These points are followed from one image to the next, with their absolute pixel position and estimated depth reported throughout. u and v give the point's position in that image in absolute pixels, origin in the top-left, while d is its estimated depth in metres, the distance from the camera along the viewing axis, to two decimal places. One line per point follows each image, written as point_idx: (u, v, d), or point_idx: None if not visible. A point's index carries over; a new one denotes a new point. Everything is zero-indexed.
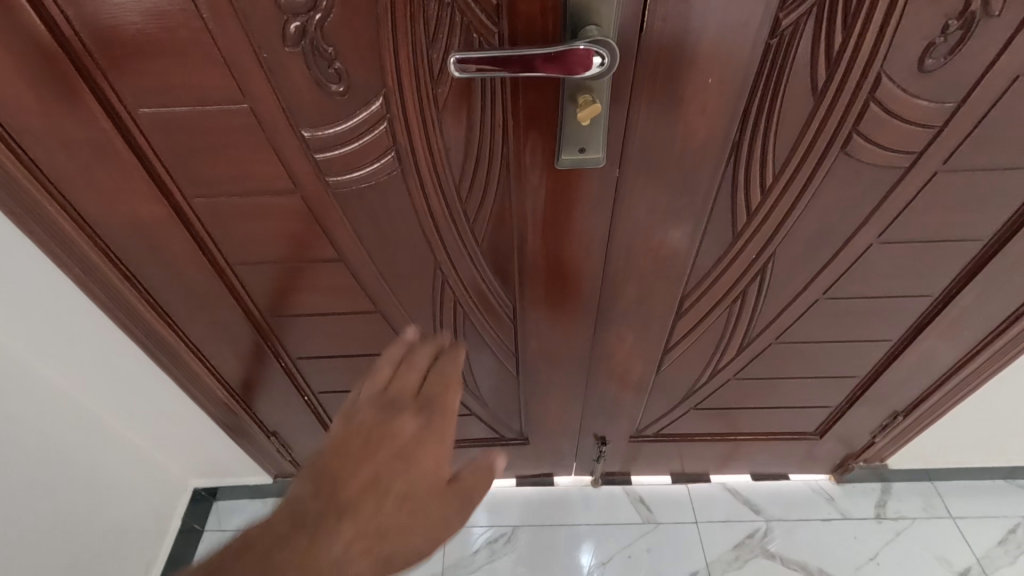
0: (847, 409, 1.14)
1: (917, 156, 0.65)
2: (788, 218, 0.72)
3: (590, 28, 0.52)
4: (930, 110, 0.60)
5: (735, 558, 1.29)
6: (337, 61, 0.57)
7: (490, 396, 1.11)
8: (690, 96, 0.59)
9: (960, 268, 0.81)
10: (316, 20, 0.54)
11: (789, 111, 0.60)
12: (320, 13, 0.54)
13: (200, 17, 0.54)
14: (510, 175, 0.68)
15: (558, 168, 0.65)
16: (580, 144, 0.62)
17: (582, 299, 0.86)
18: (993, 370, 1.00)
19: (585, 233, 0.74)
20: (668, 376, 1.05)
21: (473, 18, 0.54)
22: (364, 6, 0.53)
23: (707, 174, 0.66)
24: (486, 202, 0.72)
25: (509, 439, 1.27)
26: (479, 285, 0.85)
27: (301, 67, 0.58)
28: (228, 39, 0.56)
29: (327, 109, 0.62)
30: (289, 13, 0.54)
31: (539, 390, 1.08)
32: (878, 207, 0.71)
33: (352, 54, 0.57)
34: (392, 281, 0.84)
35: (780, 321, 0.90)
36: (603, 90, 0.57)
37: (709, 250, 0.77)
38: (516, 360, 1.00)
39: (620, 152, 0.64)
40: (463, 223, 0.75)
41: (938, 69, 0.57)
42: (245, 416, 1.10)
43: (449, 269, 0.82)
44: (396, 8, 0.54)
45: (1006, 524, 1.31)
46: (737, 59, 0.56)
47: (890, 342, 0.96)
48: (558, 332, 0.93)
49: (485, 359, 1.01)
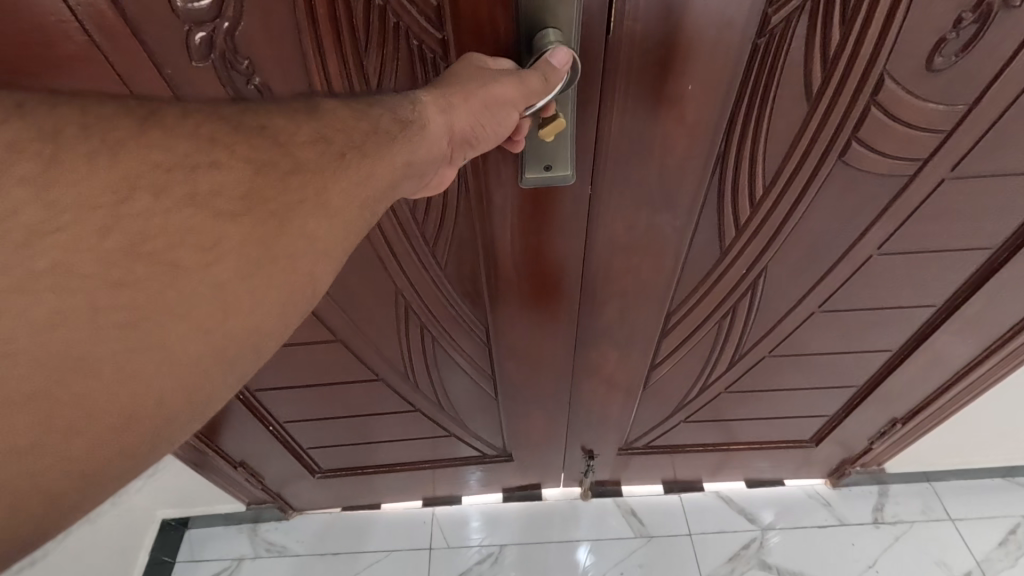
0: (845, 417, 1.09)
1: (924, 162, 0.58)
2: (782, 230, 0.65)
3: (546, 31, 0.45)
4: (939, 113, 0.53)
5: (731, 570, 1.25)
6: (255, 77, 0.50)
7: (469, 418, 1.05)
8: (668, 103, 0.51)
9: (965, 278, 0.75)
10: (224, 29, 0.47)
11: (781, 117, 0.53)
12: (229, 21, 0.46)
13: (81, 28, 0.45)
14: (470, 198, 0.61)
15: (523, 185, 0.58)
16: (547, 161, 0.55)
17: (562, 319, 0.79)
18: (997, 377, 0.95)
19: (560, 255, 0.68)
20: (656, 391, 0.99)
21: (411, 20, 0.47)
22: (279, 6, 0.46)
23: (690, 188, 0.59)
24: (446, 225, 0.65)
25: (492, 457, 1.20)
26: (446, 308, 0.78)
27: (216, 86, 0.50)
28: (130, 67, 0.49)
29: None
30: (190, 22, 0.46)
31: (520, 409, 1.02)
32: (881, 216, 0.64)
33: (262, 36, 0.48)
34: (351, 309, 0.77)
35: (773, 334, 0.84)
36: (569, 102, 0.50)
37: (697, 265, 0.70)
38: (494, 382, 0.94)
39: (591, 170, 0.57)
40: (423, 248, 0.68)
41: (947, 68, 0.50)
42: (209, 451, 1.03)
43: (412, 294, 0.76)
44: (318, 9, 0.47)
45: (1006, 525, 1.27)
46: (722, 60, 0.48)
47: (890, 351, 0.90)
48: (535, 352, 0.86)
49: (461, 383, 0.94)
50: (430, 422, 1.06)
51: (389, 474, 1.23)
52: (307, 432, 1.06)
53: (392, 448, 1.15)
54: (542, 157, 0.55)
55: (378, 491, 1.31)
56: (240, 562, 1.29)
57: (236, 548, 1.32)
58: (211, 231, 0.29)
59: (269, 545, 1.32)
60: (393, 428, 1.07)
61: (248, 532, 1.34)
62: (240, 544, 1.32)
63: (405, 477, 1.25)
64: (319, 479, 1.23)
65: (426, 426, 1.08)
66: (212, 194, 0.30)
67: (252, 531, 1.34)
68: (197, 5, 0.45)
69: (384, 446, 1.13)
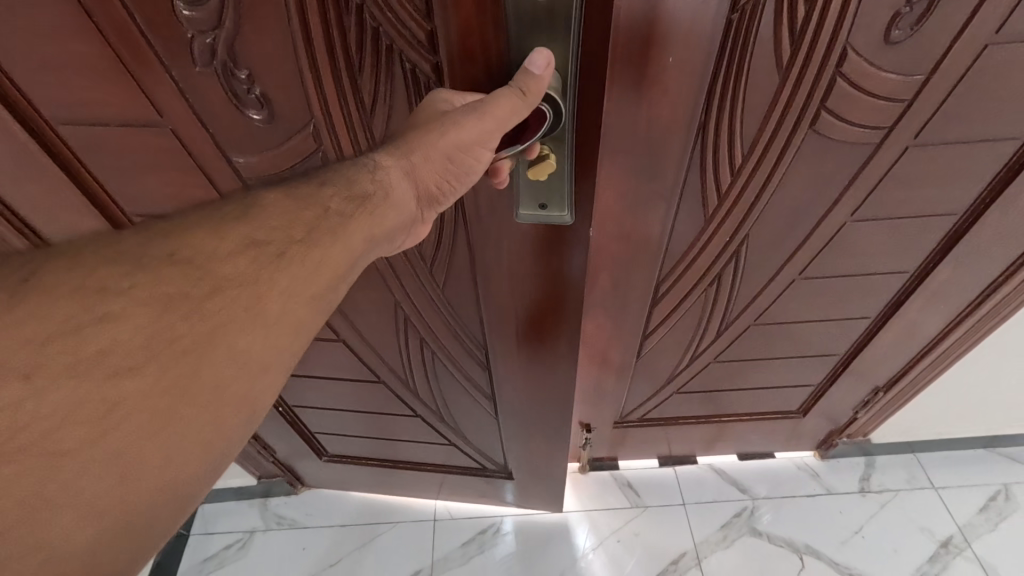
0: (829, 386, 1.14)
1: (888, 130, 0.63)
2: (761, 197, 0.71)
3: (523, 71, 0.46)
4: (899, 84, 0.58)
5: (722, 537, 1.30)
6: (254, 86, 0.57)
7: (467, 427, 1.09)
8: (653, 80, 0.56)
9: (935, 243, 0.80)
10: (223, 38, 0.53)
11: (754, 89, 0.58)
12: (226, 31, 0.53)
13: (98, 31, 0.53)
14: (459, 232, 0.69)
15: (521, 220, 0.60)
16: (541, 199, 0.56)
17: (559, 354, 0.80)
18: (971, 343, 1.00)
19: (552, 294, 0.69)
20: (648, 363, 1.04)
21: (406, 53, 0.52)
22: (274, 23, 0.52)
23: (674, 161, 0.64)
24: (440, 249, 0.73)
25: (492, 471, 1.21)
26: (442, 325, 0.85)
27: (216, 86, 0.57)
28: (141, 67, 0.56)
29: (262, 142, 0.63)
30: (193, 30, 0.52)
31: (520, 435, 1.03)
32: (853, 181, 0.69)
33: (261, 50, 0.54)
34: (355, 310, 0.86)
35: (758, 302, 0.89)
36: (564, 146, 0.52)
37: (683, 233, 0.75)
38: (492, 401, 0.97)
39: (585, 209, 0.58)
40: (421, 267, 0.77)
41: (904, 41, 0.55)
42: None
43: (410, 307, 0.84)
44: (310, 28, 0.52)
45: (987, 492, 1.33)
46: (698, 35, 0.52)
47: (868, 319, 0.95)
48: (531, 386, 0.88)
49: (459, 393, 0.99)
50: (429, 430, 1.13)
51: (390, 470, 1.27)
52: (315, 417, 1.12)
53: (392, 445, 1.20)
54: (535, 196, 0.56)
55: (381, 484, 1.34)
56: (252, 535, 1.35)
57: (248, 521, 1.37)
58: (108, 397, 0.32)
59: (279, 518, 1.37)
60: (392, 425, 1.13)
61: (259, 505, 1.40)
62: (251, 518, 1.38)
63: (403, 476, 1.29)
64: (325, 462, 1.27)
65: (421, 432, 1.14)
66: (100, 359, 0.32)
67: (263, 506, 1.40)
68: (199, 17, 0.52)
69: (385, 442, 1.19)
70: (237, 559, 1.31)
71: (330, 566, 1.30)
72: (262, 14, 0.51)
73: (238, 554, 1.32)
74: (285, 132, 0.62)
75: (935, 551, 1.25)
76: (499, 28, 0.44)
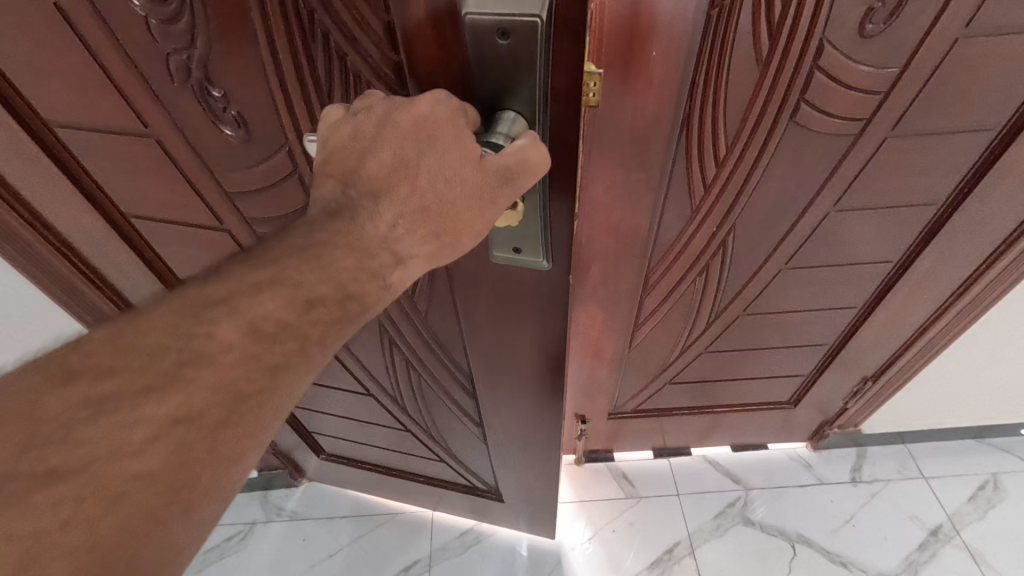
0: (819, 375, 1.16)
1: (866, 122, 0.66)
2: (744, 189, 0.73)
3: (511, 113, 0.42)
4: (874, 76, 0.61)
5: (716, 526, 1.33)
6: (230, 105, 0.57)
7: (456, 447, 1.07)
8: (638, 73, 0.58)
9: (916, 232, 0.83)
10: (197, 56, 0.53)
11: (736, 82, 0.61)
12: (199, 50, 0.52)
13: (84, 43, 0.54)
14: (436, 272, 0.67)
15: (496, 263, 0.57)
16: (514, 244, 0.53)
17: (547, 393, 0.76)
18: (956, 331, 1.02)
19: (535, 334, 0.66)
20: (640, 354, 1.06)
21: (371, 85, 0.49)
22: (243, 45, 0.51)
23: (659, 153, 0.66)
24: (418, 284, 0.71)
25: (482, 491, 1.18)
26: (426, 352, 0.84)
27: (195, 103, 0.58)
28: (124, 78, 0.57)
29: (240, 155, 0.63)
30: (169, 47, 0.53)
31: (513, 463, 0.98)
32: (834, 172, 0.71)
33: (234, 70, 0.53)
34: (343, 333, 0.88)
35: (747, 292, 0.92)
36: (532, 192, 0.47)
37: (671, 224, 0.77)
38: (479, 427, 0.94)
39: (562, 253, 0.54)
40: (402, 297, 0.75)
41: (878, 35, 0.57)
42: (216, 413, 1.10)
43: (393, 329, 0.84)
44: (279, 53, 0.52)
45: (975, 482, 1.35)
46: (680, 31, 0.55)
47: (855, 308, 0.97)
48: (520, 420, 0.85)
49: (446, 415, 0.97)
50: (412, 439, 1.13)
51: (384, 476, 1.28)
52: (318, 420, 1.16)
53: (385, 454, 1.21)
54: (509, 245, 0.54)
55: (375, 489, 1.35)
56: (252, 527, 1.37)
57: (249, 514, 1.39)
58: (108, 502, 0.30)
59: (279, 510, 1.40)
60: (385, 434, 1.14)
61: (260, 499, 1.41)
62: (252, 510, 1.40)
63: (392, 483, 1.30)
64: (322, 460, 1.29)
65: (408, 443, 1.14)
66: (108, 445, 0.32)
67: (263, 498, 1.42)
68: (174, 34, 0.52)
69: (379, 451, 1.21)
70: (238, 551, 1.33)
71: (329, 557, 1.32)
72: (233, 35, 0.51)
73: (238, 546, 1.34)
74: (263, 148, 0.61)
75: (924, 539, 1.27)
76: (467, 66, 0.41)
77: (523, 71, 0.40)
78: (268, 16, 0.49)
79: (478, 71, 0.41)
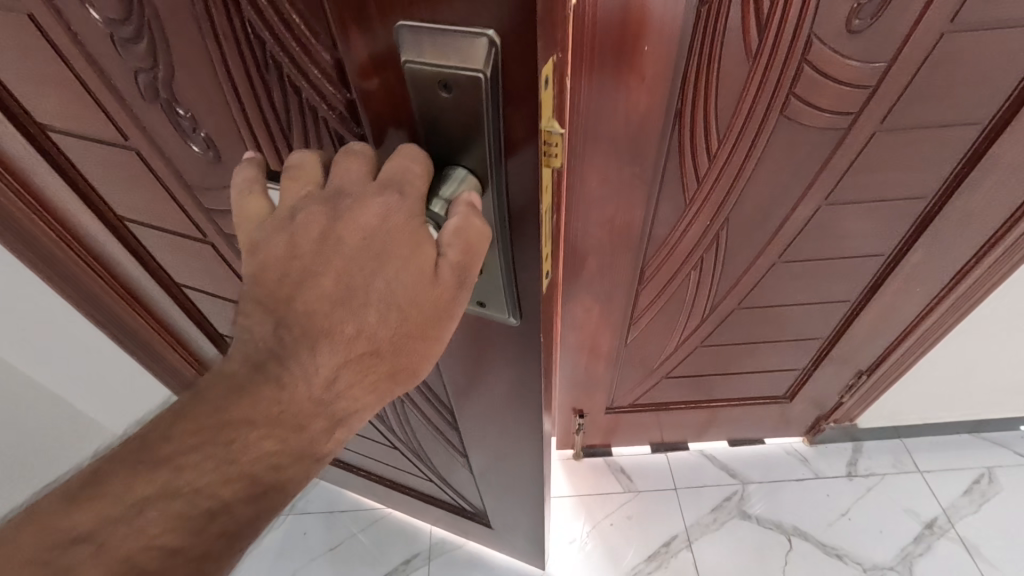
0: (814, 370, 1.17)
1: (856, 116, 0.67)
2: (737, 183, 0.74)
3: (461, 171, 0.37)
4: (862, 70, 0.62)
5: (713, 520, 1.34)
6: (198, 129, 0.50)
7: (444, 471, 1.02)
8: (631, 67, 0.59)
9: (907, 226, 0.84)
10: (159, 76, 0.47)
11: (726, 76, 0.62)
12: (161, 70, 0.46)
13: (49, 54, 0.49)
14: None
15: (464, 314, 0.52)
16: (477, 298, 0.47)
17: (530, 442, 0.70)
18: (948, 325, 1.04)
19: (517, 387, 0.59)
20: (636, 349, 1.07)
21: (330, 124, 0.42)
22: (204, 68, 0.44)
23: (652, 148, 0.67)
24: None
25: (472, 512, 1.13)
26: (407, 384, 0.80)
27: (165, 124, 0.52)
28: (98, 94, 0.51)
29: (211, 176, 0.56)
30: (129, 64, 0.46)
31: (499, 492, 0.92)
32: (824, 166, 0.73)
33: (196, 94, 0.47)
34: None
35: (741, 286, 0.93)
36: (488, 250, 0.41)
37: (665, 217, 0.79)
38: (466, 457, 0.88)
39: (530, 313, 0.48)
40: None
41: (866, 29, 0.58)
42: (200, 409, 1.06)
43: None
44: (239, 78, 0.44)
45: (970, 475, 1.36)
46: (671, 26, 0.56)
47: (848, 302, 0.99)
48: (506, 461, 0.79)
49: (434, 443, 0.92)
50: (403, 460, 1.09)
51: (378, 484, 1.25)
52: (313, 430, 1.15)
53: (377, 463, 1.17)
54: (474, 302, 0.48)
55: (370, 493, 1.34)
56: None
57: None
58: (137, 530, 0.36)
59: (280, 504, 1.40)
60: (375, 449, 1.11)
61: None
62: None
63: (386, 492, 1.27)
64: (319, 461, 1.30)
65: (399, 460, 1.10)
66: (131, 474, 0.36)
67: None
68: (133, 50, 0.45)
69: (371, 458, 1.18)
70: None
71: (330, 549, 1.34)
72: (190, 57, 0.44)
73: None
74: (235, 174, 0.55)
75: (919, 532, 1.28)
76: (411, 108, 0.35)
77: (473, 120, 0.34)
78: (219, 43, 0.42)
79: (424, 116, 0.35)
